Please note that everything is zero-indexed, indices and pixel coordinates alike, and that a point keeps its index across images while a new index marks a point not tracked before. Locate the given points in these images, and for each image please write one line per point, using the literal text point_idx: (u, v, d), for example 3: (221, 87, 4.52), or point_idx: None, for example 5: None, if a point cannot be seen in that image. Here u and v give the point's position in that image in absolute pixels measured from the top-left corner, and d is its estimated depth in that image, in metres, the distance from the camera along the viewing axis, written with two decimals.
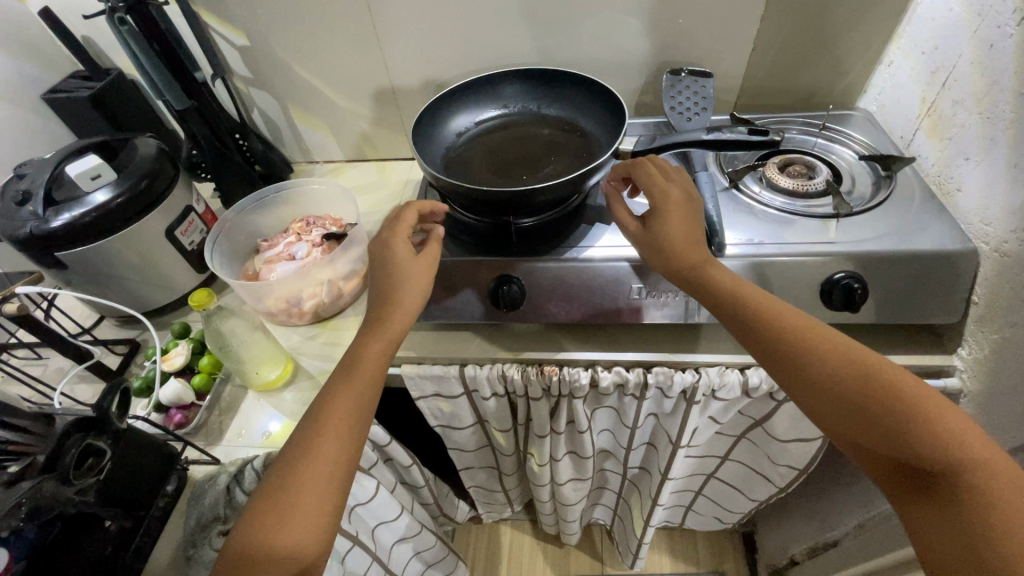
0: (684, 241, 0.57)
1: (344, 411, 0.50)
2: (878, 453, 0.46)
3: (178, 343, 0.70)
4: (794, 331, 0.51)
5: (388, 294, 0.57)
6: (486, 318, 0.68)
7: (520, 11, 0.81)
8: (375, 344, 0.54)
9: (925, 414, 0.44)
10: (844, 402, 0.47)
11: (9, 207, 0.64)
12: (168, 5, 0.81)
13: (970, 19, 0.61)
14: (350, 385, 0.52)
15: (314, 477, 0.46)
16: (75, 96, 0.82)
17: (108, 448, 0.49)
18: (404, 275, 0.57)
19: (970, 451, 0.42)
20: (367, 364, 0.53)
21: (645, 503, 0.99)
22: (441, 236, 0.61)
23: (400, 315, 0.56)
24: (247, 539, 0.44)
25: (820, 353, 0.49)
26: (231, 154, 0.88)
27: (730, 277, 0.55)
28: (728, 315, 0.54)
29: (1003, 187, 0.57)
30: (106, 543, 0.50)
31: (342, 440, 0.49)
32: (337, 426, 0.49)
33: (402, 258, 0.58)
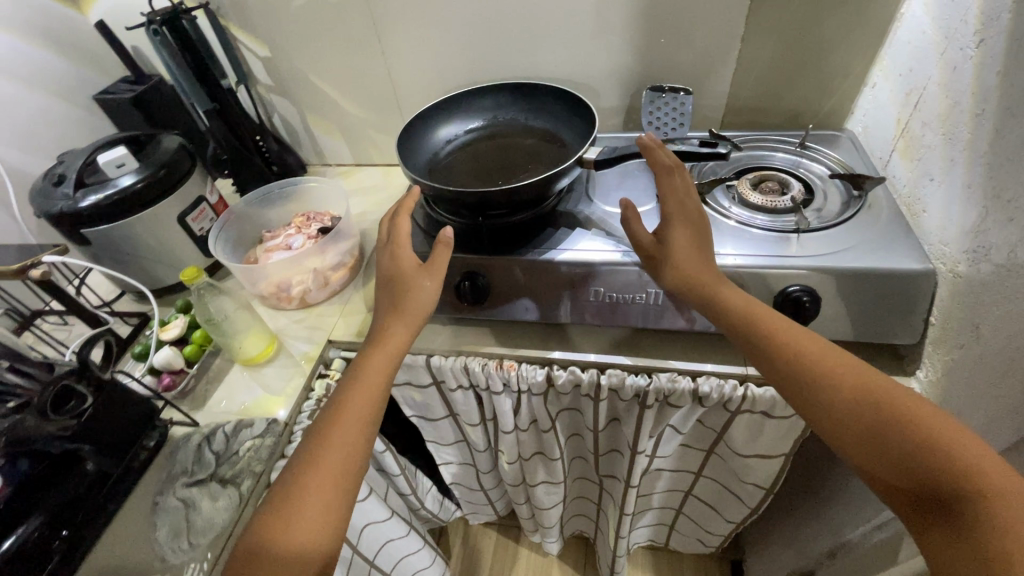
0: (695, 268, 0.58)
1: (355, 411, 0.53)
2: (890, 484, 0.43)
3: (177, 317, 0.77)
4: (803, 359, 0.50)
5: (395, 302, 0.59)
6: (541, 318, 0.71)
7: (512, 29, 0.86)
8: (385, 345, 0.57)
9: (936, 442, 0.41)
10: (851, 434, 0.45)
11: (47, 187, 0.74)
12: (201, 19, 0.91)
13: (939, 41, 0.61)
14: (359, 387, 0.54)
15: (320, 476, 0.49)
16: (119, 97, 0.93)
17: (89, 394, 0.56)
18: (409, 284, 0.59)
19: (988, 478, 0.38)
20: (373, 367, 0.56)
21: (617, 514, 0.99)
22: (450, 241, 0.60)
23: (406, 322, 0.58)
24: (257, 537, 0.48)
25: (829, 380, 0.48)
26: (248, 152, 0.97)
27: (743, 302, 0.55)
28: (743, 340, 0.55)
29: (959, 207, 0.56)
30: (82, 481, 0.56)
31: (346, 442, 0.51)
32: (341, 431, 0.52)
33: (411, 268, 0.60)
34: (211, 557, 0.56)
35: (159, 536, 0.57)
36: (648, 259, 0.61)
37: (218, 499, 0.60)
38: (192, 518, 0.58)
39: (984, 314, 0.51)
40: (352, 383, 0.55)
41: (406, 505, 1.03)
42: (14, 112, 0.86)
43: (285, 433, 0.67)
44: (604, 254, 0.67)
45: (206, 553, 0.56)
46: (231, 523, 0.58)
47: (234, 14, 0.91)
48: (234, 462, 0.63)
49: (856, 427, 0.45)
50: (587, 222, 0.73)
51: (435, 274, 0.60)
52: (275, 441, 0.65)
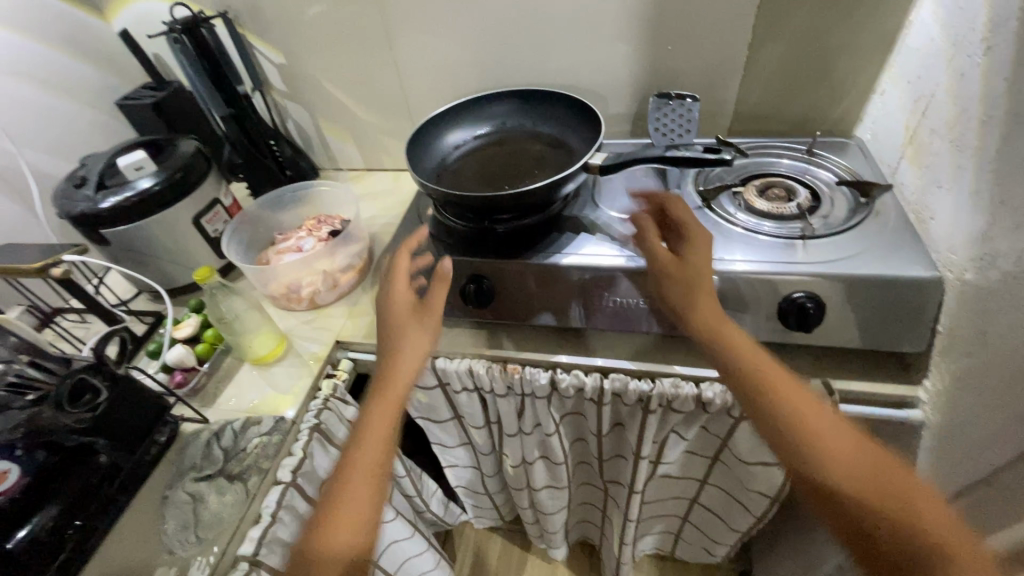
0: (701, 307, 0.58)
1: (360, 468, 0.54)
2: (868, 548, 0.45)
3: (190, 316, 0.79)
4: (804, 421, 0.50)
5: (396, 342, 0.60)
6: (556, 321, 0.72)
7: (521, 37, 0.87)
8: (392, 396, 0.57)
9: (907, 503, 0.45)
10: (847, 493, 0.47)
11: (69, 189, 0.76)
12: (220, 28, 0.94)
13: (947, 49, 0.61)
14: (368, 440, 0.55)
15: (349, 513, 0.52)
16: (139, 103, 0.96)
17: (103, 388, 0.58)
18: (410, 328, 0.61)
19: (950, 540, 0.43)
20: (382, 419, 0.56)
21: (621, 520, 0.99)
22: (447, 277, 0.61)
23: (409, 361, 0.59)
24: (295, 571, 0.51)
25: (819, 439, 0.49)
26: (263, 156, 0.99)
27: (750, 349, 0.56)
28: (740, 386, 0.55)
29: (967, 215, 0.56)
30: (94, 474, 0.58)
31: (368, 479, 0.54)
32: (364, 468, 0.54)
33: (410, 311, 0.61)
34: (217, 550, 0.58)
35: (167, 528, 0.59)
36: (660, 269, 0.62)
37: (225, 493, 0.61)
38: (200, 512, 0.60)
39: (992, 323, 0.51)
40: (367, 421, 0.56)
41: (411, 507, 1.04)
42: (40, 117, 0.89)
43: (292, 432, 0.68)
44: (607, 259, 0.67)
45: (211, 547, 0.58)
46: (236, 519, 0.59)
47: (252, 23, 0.94)
48: (241, 459, 0.64)
49: (837, 480, 0.47)
50: (592, 227, 0.73)
51: (436, 311, 0.62)
52: (282, 439, 0.66)
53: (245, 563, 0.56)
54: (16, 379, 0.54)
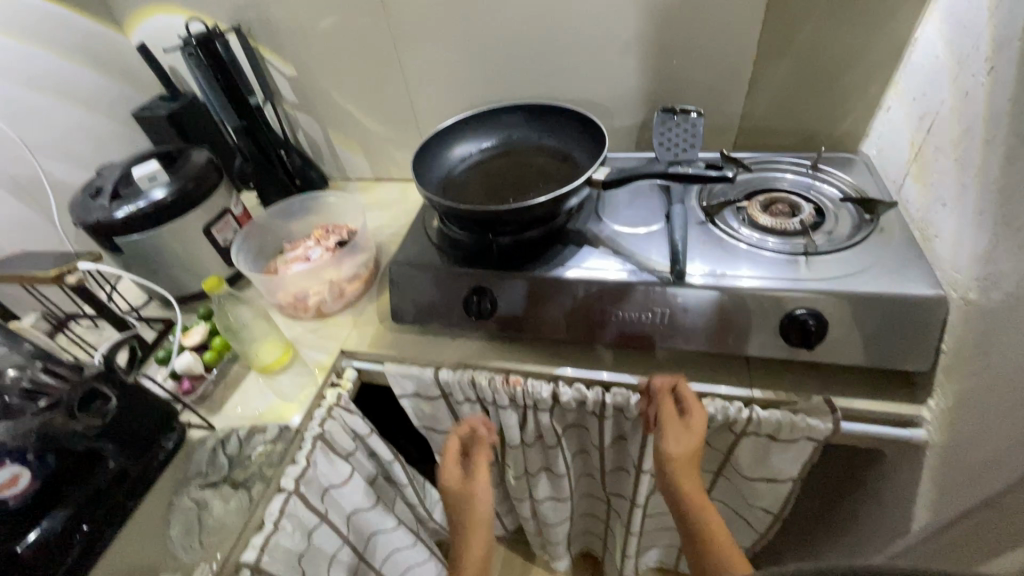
0: (681, 457, 0.65)
1: (475, 553, 0.68)
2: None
3: (199, 324, 0.80)
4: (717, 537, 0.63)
5: (462, 489, 0.70)
6: (567, 333, 0.71)
7: (528, 51, 0.89)
8: (477, 493, 0.70)
9: None
10: None
11: (86, 198, 0.78)
12: (234, 41, 0.96)
13: (951, 67, 0.61)
14: (474, 534, 0.69)
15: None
16: (154, 114, 0.98)
17: (114, 396, 0.60)
18: (462, 485, 0.71)
19: None
20: (477, 507, 0.69)
21: (623, 533, 0.99)
22: (486, 442, 0.73)
23: (482, 486, 0.71)
24: None
25: (730, 566, 0.60)
26: (274, 166, 1.01)
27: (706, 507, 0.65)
28: (685, 519, 0.66)
29: (971, 234, 0.55)
30: (105, 477, 0.59)
31: (482, 553, 0.69)
32: (476, 557, 0.68)
33: (454, 475, 0.71)
34: (220, 556, 0.58)
35: (173, 534, 0.60)
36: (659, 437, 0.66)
37: (230, 500, 0.63)
38: (204, 518, 0.61)
39: (995, 344, 0.51)
40: (468, 535, 0.69)
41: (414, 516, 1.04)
42: (58, 127, 0.92)
43: (297, 440, 0.69)
44: (608, 273, 0.68)
45: (214, 554, 0.59)
46: (240, 525, 0.61)
47: (265, 37, 0.96)
48: (246, 466, 0.65)
49: None
50: (596, 240, 0.74)
51: (478, 472, 0.71)
52: (286, 447, 0.67)
53: (247, 570, 0.58)
54: (31, 384, 0.55)
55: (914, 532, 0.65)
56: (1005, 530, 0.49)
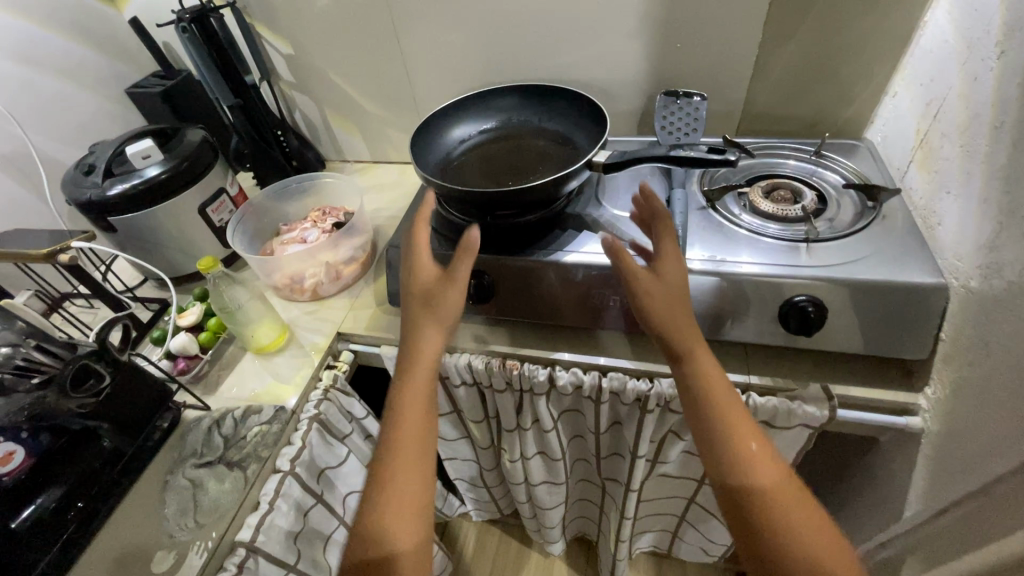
0: (669, 299, 0.55)
1: (411, 457, 0.51)
2: (764, 569, 0.48)
3: (194, 304, 0.80)
4: (722, 408, 0.53)
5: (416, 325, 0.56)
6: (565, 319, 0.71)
7: (529, 32, 0.87)
8: (405, 438, 0.52)
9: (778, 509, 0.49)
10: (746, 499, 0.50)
11: (78, 176, 0.77)
12: (229, 17, 0.94)
13: (960, 52, 0.60)
14: (417, 389, 0.54)
15: (405, 477, 0.50)
16: (148, 91, 0.96)
17: (107, 374, 0.59)
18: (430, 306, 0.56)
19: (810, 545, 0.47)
20: (407, 456, 0.51)
21: (618, 517, 0.99)
22: (474, 248, 0.54)
23: (439, 322, 0.56)
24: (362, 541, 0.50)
25: (727, 427, 0.52)
26: (270, 146, 1.00)
27: (703, 358, 0.54)
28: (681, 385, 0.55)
29: (975, 221, 0.55)
30: (98, 457, 0.60)
31: (423, 431, 0.53)
32: (419, 420, 0.53)
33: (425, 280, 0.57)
34: (215, 536, 0.58)
35: (168, 513, 0.59)
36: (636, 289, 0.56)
37: (224, 480, 0.62)
38: (199, 498, 0.61)
39: (994, 331, 0.51)
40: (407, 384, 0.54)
41: None
42: (51, 103, 0.90)
43: (292, 421, 0.69)
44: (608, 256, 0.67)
45: (210, 533, 0.58)
46: (236, 504, 0.60)
47: (261, 13, 0.94)
48: (241, 446, 0.65)
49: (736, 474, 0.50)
50: (595, 224, 0.73)
51: (457, 282, 0.55)
52: (282, 428, 0.67)
53: (243, 549, 0.58)
54: (24, 362, 0.54)
55: (907, 518, 0.65)
56: (996, 517, 0.50)
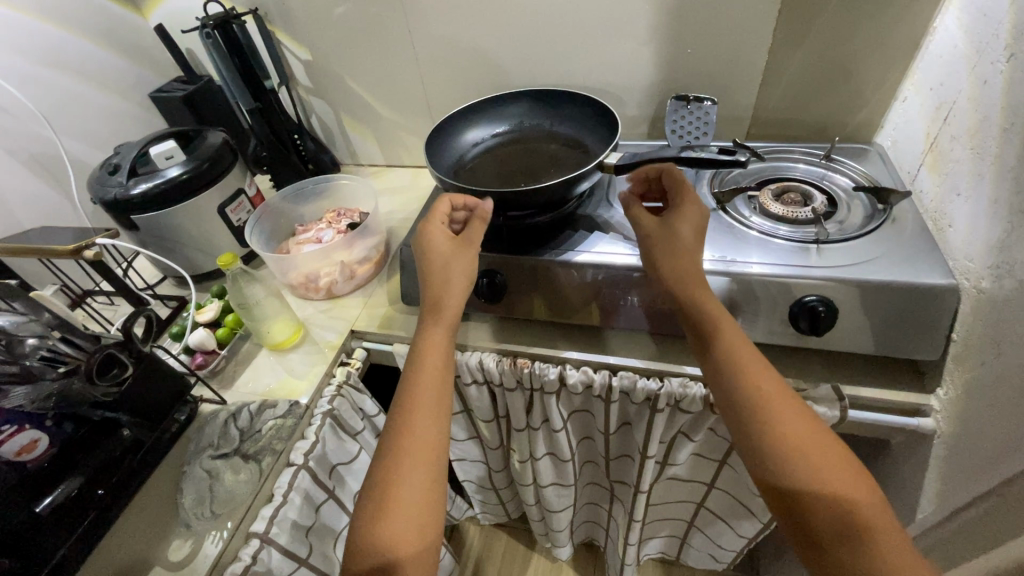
0: (692, 269, 0.57)
1: (422, 433, 0.52)
2: (813, 545, 0.45)
3: (212, 301, 0.82)
4: (750, 377, 0.51)
5: (436, 299, 0.60)
6: (577, 318, 0.72)
7: (542, 39, 0.89)
8: (413, 427, 0.52)
9: (823, 476, 0.45)
10: (787, 474, 0.46)
11: (104, 175, 0.80)
12: (250, 24, 0.97)
13: (970, 56, 0.60)
14: (429, 355, 0.57)
15: (412, 462, 0.50)
16: (171, 95, 0.99)
17: (130, 362, 0.60)
18: (446, 273, 0.61)
19: (859, 513, 0.44)
20: (414, 445, 0.51)
21: (626, 520, 0.99)
22: (486, 216, 0.63)
23: (452, 293, 0.60)
24: (363, 531, 0.49)
25: (756, 396, 0.50)
26: (287, 149, 1.02)
27: (726, 329, 0.54)
28: (706, 358, 0.54)
29: (986, 223, 0.55)
30: (118, 446, 0.61)
31: (434, 408, 0.53)
32: (429, 399, 0.54)
33: (447, 244, 0.62)
34: (231, 525, 0.60)
35: (185, 502, 0.61)
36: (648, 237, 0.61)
37: (240, 472, 0.63)
38: (215, 488, 0.61)
39: (1006, 331, 0.51)
40: (423, 358, 0.56)
41: None
42: (79, 107, 0.93)
43: (306, 416, 0.70)
44: (618, 256, 0.68)
45: (225, 523, 0.60)
46: (250, 496, 0.62)
47: (281, 20, 0.97)
48: (256, 439, 0.66)
49: (773, 445, 0.48)
50: (606, 225, 0.74)
51: (470, 244, 0.63)
52: (297, 421, 0.68)
53: (257, 540, 0.59)
54: (49, 353, 0.56)
55: (919, 521, 0.64)
56: (1014, 518, 0.49)
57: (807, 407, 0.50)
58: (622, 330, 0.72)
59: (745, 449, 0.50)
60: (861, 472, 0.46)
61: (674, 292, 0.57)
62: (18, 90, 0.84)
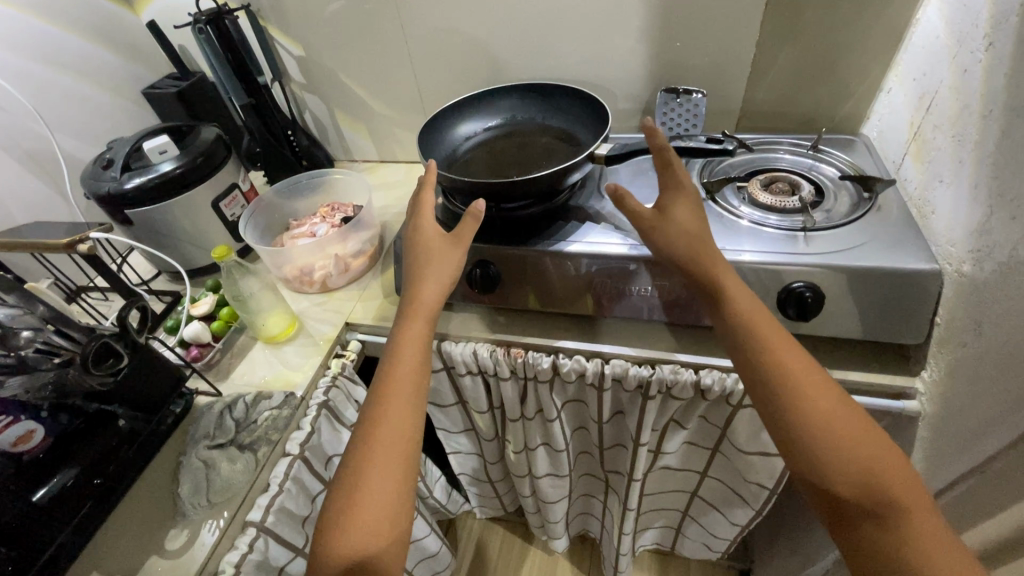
0: (705, 251, 0.57)
1: (394, 432, 0.52)
2: (845, 518, 0.47)
3: (207, 295, 0.82)
4: (781, 357, 0.51)
5: (416, 296, 0.60)
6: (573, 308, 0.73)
7: (533, 33, 0.90)
8: (383, 427, 0.52)
9: (854, 456, 0.46)
10: (818, 453, 0.47)
11: (97, 170, 0.80)
12: (242, 20, 0.97)
13: (951, 46, 0.62)
14: (410, 351, 0.57)
15: (380, 462, 0.50)
16: (163, 91, 0.99)
17: (126, 354, 0.60)
18: (428, 269, 0.62)
19: (891, 489, 0.45)
20: (385, 446, 0.51)
21: (620, 510, 1.00)
22: (479, 216, 0.61)
23: (432, 290, 0.60)
24: (326, 536, 0.49)
25: (787, 375, 0.50)
26: (281, 145, 1.03)
27: (753, 310, 0.54)
28: (731, 338, 0.54)
29: (966, 208, 0.56)
30: (114, 437, 0.61)
31: (409, 407, 0.54)
32: (402, 398, 0.54)
33: (435, 239, 0.63)
34: (228, 514, 0.60)
35: (181, 492, 0.61)
36: (653, 230, 0.60)
37: (236, 461, 0.63)
38: (211, 477, 0.61)
39: (986, 312, 0.52)
40: (399, 355, 0.57)
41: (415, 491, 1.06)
42: (72, 103, 0.94)
43: (301, 407, 0.70)
44: (609, 246, 0.68)
45: (222, 512, 0.60)
46: (246, 485, 0.62)
47: (274, 16, 0.97)
48: (252, 429, 0.67)
49: (804, 425, 0.48)
50: (597, 216, 0.75)
51: (461, 241, 0.63)
52: (292, 412, 0.68)
53: (253, 529, 0.59)
54: (45, 346, 0.56)
55: None
56: (997, 493, 0.51)
57: (833, 382, 0.51)
58: (621, 319, 0.73)
59: (773, 426, 0.50)
60: (889, 445, 0.47)
61: (691, 272, 0.57)
62: (12, 86, 0.84)
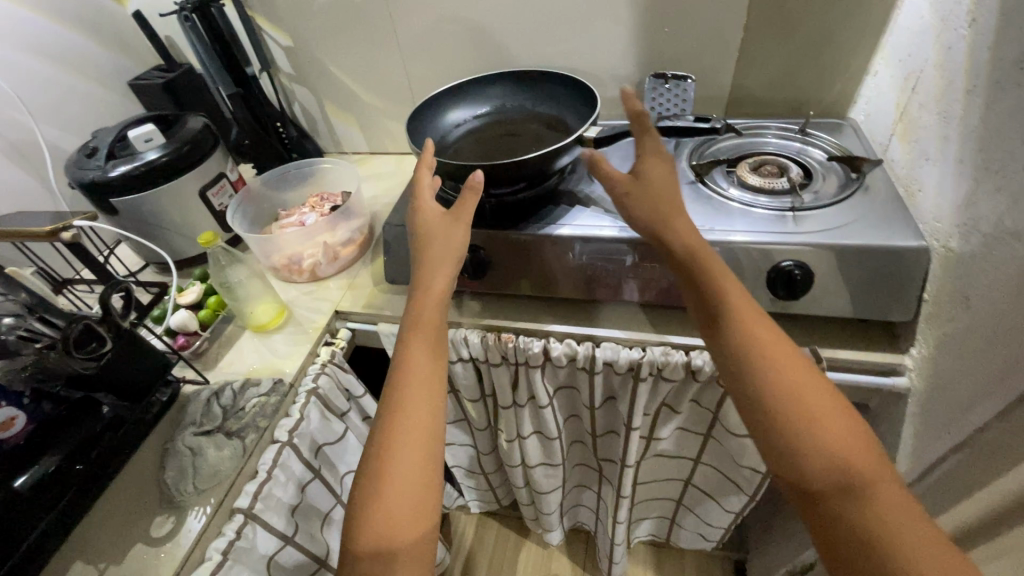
0: (695, 238, 0.57)
1: (417, 415, 0.51)
2: (812, 503, 0.45)
3: (194, 284, 0.81)
4: (756, 338, 0.51)
5: (425, 281, 0.59)
6: (563, 291, 0.73)
7: (521, 21, 0.89)
8: (407, 410, 0.51)
9: (821, 436, 0.45)
10: (787, 432, 0.46)
11: (81, 158, 0.79)
12: (230, 10, 0.96)
13: (935, 25, 0.62)
14: (422, 334, 0.56)
15: (407, 445, 0.50)
16: (150, 83, 0.99)
17: (109, 338, 0.59)
18: (433, 252, 0.61)
19: (858, 470, 0.43)
20: (411, 428, 0.50)
21: (614, 498, 1.00)
22: (478, 187, 0.62)
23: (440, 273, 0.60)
24: (358, 525, 0.48)
25: (760, 356, 0.50)
26: (270, 135, 1.02)
27: (733, 295, 0.54)
28: (710, 322, 0.54)
29: (953, 183, 0.57)
30: (98, 423, 0.60)
31: (428, 391, 0.53)
32: (422, 381, 0.53)
33: (439, 220, 0.62)
34: (214, 501, 0.59)
35: (167, 479, 0.60)
36: (629, 195, 0.62)
37: (223, 447, 0.62)
38: (198, 463, 0.61)
39: (972, 285, 0.52)
40: (415, 339, 0.56)
41: None
42: (57, 95, 0.93)
43: (290, 394, 0.70)
44: (597, 228, 0.68)
45: (209, 499, 0.59)
46: (233, 472, 0.61)
47: (261, 6, 0.96)
48: (240, 416, 0.66)
49: (774, 405, 0.47)
50: (587, 200, 0.75)
51: (461, 222, 0.62)
52: (281, 399, 0.68)
53: (240, 515, 0.59)
54: (27, 332, 0.55)
55: None
56: (988, 465, 0.51)
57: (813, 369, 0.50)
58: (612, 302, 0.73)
59: (746, 408, 0.50)
60: (860, 429, 0.46)
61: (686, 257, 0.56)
62: None
